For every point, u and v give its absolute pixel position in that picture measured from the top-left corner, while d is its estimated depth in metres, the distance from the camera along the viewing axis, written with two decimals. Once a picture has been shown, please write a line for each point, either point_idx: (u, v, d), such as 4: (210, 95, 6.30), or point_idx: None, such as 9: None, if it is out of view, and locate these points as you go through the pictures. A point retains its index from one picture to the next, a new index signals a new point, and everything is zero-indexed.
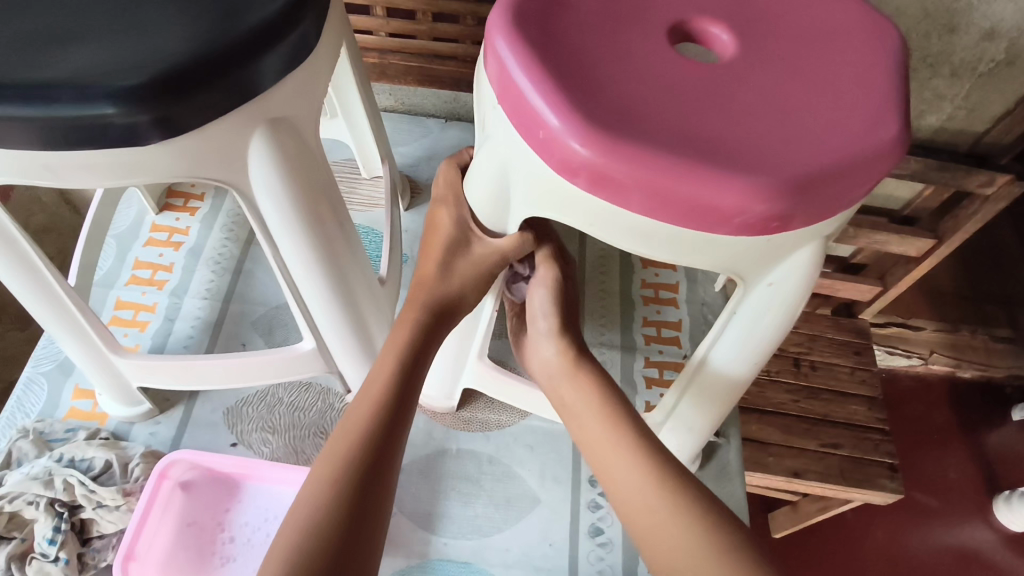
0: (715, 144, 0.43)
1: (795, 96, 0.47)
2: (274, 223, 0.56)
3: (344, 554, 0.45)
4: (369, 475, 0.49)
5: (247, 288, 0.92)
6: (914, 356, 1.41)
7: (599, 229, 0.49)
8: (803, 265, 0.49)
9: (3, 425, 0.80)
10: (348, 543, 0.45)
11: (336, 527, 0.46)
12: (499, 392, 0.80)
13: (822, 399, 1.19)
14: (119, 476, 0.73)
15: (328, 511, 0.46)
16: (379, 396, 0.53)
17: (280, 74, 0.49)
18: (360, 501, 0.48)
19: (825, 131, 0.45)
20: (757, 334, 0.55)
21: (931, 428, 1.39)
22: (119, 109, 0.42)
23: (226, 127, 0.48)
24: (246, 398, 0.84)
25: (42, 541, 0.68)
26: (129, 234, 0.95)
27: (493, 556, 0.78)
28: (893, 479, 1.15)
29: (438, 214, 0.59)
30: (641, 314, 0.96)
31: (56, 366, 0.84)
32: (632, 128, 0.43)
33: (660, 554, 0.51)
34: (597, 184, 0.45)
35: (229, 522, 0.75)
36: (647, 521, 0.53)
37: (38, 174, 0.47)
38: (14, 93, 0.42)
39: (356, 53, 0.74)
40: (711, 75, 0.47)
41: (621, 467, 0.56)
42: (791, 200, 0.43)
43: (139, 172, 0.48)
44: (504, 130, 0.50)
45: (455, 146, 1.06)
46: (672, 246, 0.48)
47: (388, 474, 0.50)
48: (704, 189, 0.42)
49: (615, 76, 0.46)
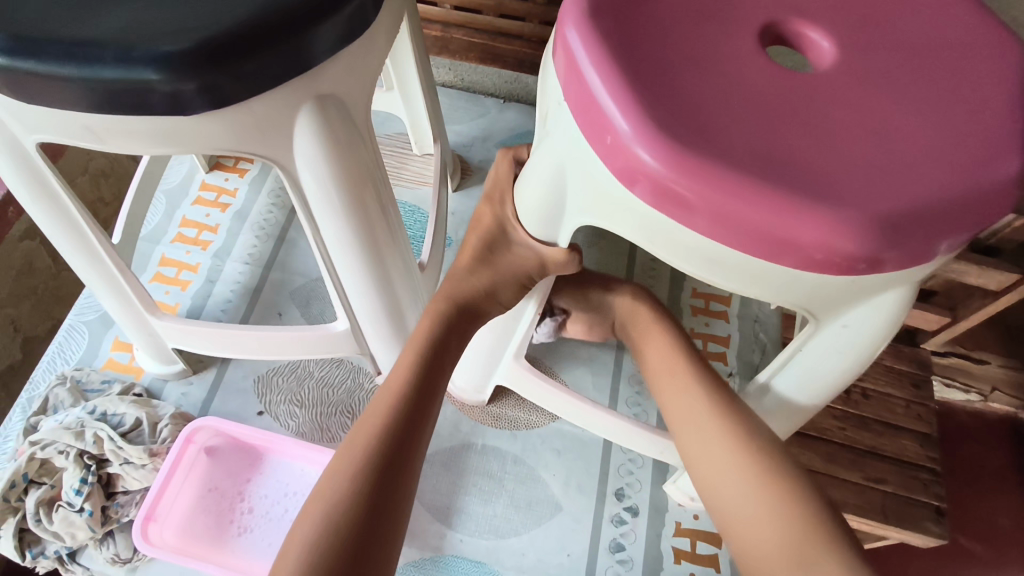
0: (802, 169, 0.39)
1: (899, 118, 0.41)
2: (316, 204, 0.53)
3: (366, 557, 0.41)
4: (389, 474, 0.44)
5: (288, 257, 0.91)
6: (973, 392, 1.28)
7: (661, 248, 0.45)
8: (884, 310, 0.44)
9: (44, 368, 0.82)
10: (362, 554, 0.41)
11: (348, 537, 0.41)
12: (533, 394, 0.77)
13: (871, 430, 1.12)
14: (147, 435, 0.74)
15: (341, 516, 0.42)
16: (400, 390, 0.49)
17: (334, 47, 0.46)
18: (376, 507, 0.43)
19: (931, 163, 0.40)
20: (827, 371, 0.51)
21: (984, 470, 1.27)
22: (162, 75, 0.40)
23: (273, 101, 0.46)
24: (277, 368, 0.83)
25: (70, 491, 0.69)
26: (178, 190, 0.95)
27: (508, 558, 0.76)
28: (939, 523, 1.07)
29: (483, 211, 0.56)
30: (688, 325, 0.91)
31: (99, 317, 0.85)
32: (705, 141, 0.39)
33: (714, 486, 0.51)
34: (664, 201, 0.40)
35: (249, 493, 0.74)
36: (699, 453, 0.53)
37: (80, 136, 0.46)
38: (58, 50, 0.40)
39: (415, 21, 0.71)
40: (807, 88, 0.42)
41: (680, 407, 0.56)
42: (886, 240, 0.38)
43: (179, 140, 0.46)
44: (567, 129, 0.45)
45: (512, 128, 1.02)
46: (742, 276, 0.43)
47: (408, 480, 0.46)
48: (787, 220, 0.38)
49: (694, 79, 0.42)
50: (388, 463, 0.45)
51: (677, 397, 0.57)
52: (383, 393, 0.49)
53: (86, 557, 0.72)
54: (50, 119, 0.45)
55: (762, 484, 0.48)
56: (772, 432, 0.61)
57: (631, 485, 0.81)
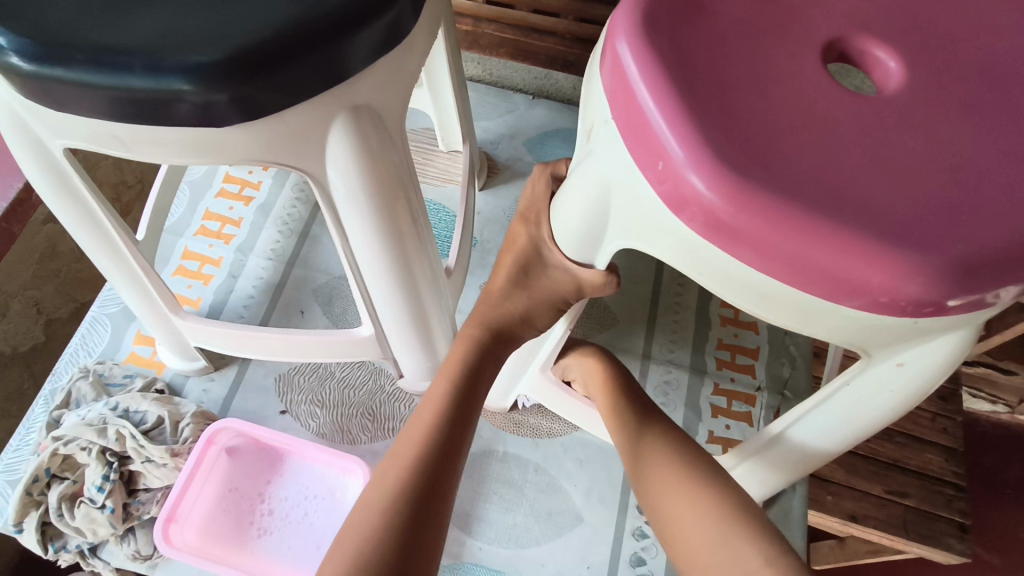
0: (866, 203, 0.37)
1: (970, 150, 0.39)
2: (346, 214, 0.52)
3: None
4: (424, 509, 0.44)
5: (311, 254, 0.90)
6: (999, 403, 1.28)
7: (707, 278, 0.43)
8: (940, 351, 0.42)
9: (66, 360, 0.81)
10: None
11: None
12: (558, 405, 0.76)
13: (895, 442, 1.10)
14: (169, 433, 0.73)
15: (373, 556, 0.41)
16: (435, 422, 0.49)
17: (370, 56, 0.44)
18: (410, 550, 0.42)
19: (1004, 201, 0.37)
20: (867, 412, 0.49)
21: (1006, 481, 1.26)
22: (193, 86, 0.39)
23: (306, 112, 0.44)
24: (298, 367, 0.82)
25: (92, 487, 0.69)
26: (202, 182, 0.94)
27: (527, 568, 0.75)
28: (962, 540, 1.04)
29: (517, 229, 0.55)
30: (716, 335, 0.89)
31: (121, 310, 0.85)
32: (764, 170, 0.37)
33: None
34: (717, 233, 0.39)
35: (269, 495, 0.74)
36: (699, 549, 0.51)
37: (108, 143, 0.45)
38: (87, 58, 0.39)
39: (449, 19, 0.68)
40: (873, 114, 0.40)
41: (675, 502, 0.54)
42: (955, 284, 0.35)
43: (208, 150, 0.44)
44: (614, 149, 0.43)
45: (541, 125, 0.99)
46: (794, 311, 0.41)
47: (439, 513, 0.45)
48: (849, 261, 0.36)
49: (752, 102, 0.39)
50: (421, 500, 0.44)
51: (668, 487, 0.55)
52: (418, 424, 0.49)
53: (107, 552, 0.72)
54: (78, 125, 0.44)
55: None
56: (805, 462, 0.59)
57: None
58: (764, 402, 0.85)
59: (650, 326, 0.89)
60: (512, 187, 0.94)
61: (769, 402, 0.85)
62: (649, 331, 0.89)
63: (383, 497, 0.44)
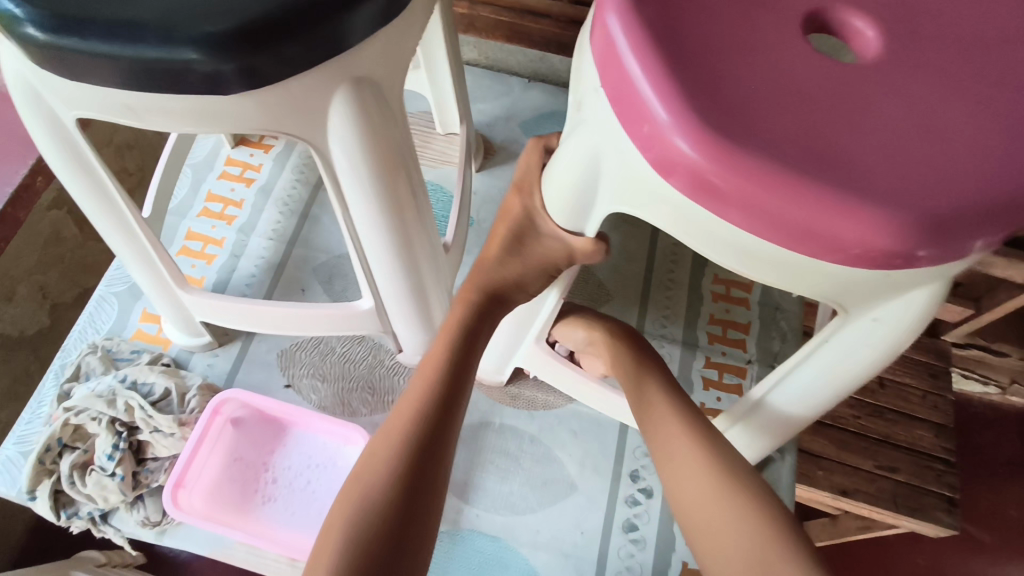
0: (841, 162, 0.39)
1: (942, 112, 0.41)
2: (348, 186, 0.54)
3: (406, 536, 0.43)
4: (428, 457, 0.47)
5: (312, 234, 0.92)
6: (992, 384, 1.31)
7: (691, 237, 0.45)
8: (913, 306, 0.44)
9: (75, 337, 0.84)
10: (400, 536, 0.43)
11: (388, 522, 0.43)
12: (552, 376, 0.78)
13: (886, 419, 1.13)
14: (176, 405, 0.76)
15: (378, 505, 0.44)
16: (433, 378, 0.51)
17: (370, 29, 0.46)
18: (411, 500, 0.45)
19: (972, 159, 0.39)
20: (844, 368, 0.51)
21: (996, 460, 1.29)
22: (202, 55, 0.41)
23: (308, 83, 0.46)
24: (300, 343, 0.85)
25: (102, 456, 0.71)
26: (204, 164, 0.96)
27: (523, 534, 0.78)
28: (950, 513, 1.08)
29: (510, 200, 0.57)
30: (708, 311, 0.91)
31: (128, 288, 0.87)
32: (746, 132, 0.39)
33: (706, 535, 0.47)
34: (701, 193, 0.41)
35: (273, 464, 0.76)
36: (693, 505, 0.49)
37: (119, 113, 0.47)
38: (100, 29, 0.41)
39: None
40: (850, 79, 0.42)
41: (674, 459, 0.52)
42: (925, 237, 0.38)
43: (216, 119, 0.47)
44: (602, 117, 0.46)
45: (537, 108, 1.01)
46: (774, 268, 0.44)
47: (442, 466, 0.47)
48: (825, 217, 0.38)
49: (735, 68, 0.41)
50: (424, 451, 0.47)
51: (667, 438, 0.54)
52: (419, 381, 0.51)
53: (117, 519, 0.74)
54: (90, 95, 0.46)
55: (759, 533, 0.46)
56: (789, 421, 0.61)
57: (646, 467, 0.82)
58: (754, 374, 0.87)
59: (643, 303, 0.92)
60: (507, 169, 0.96)
61: (759, 375, 0.87)
62: (642, 307, 0.91)
63: (388, 453, 0.46)
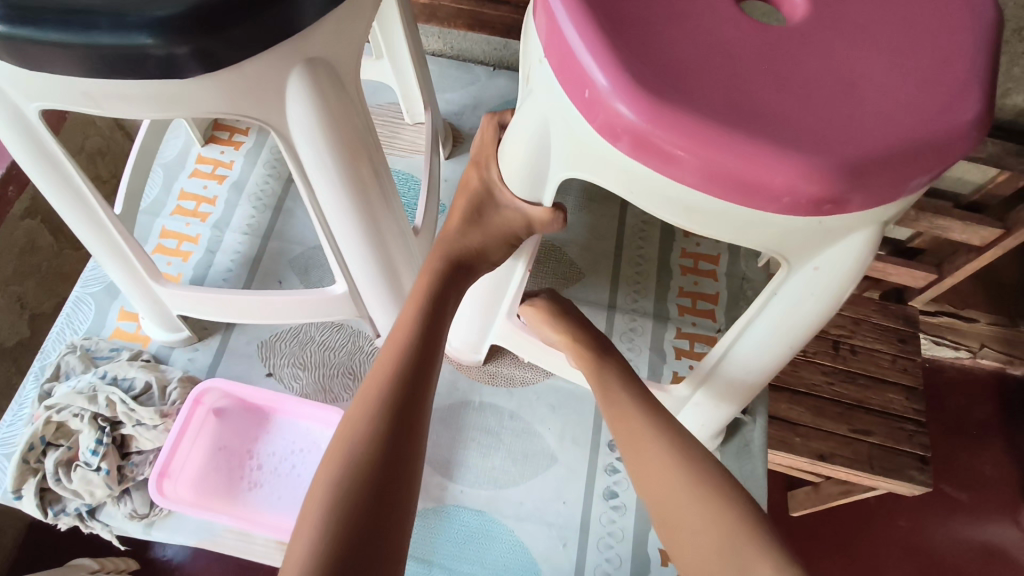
0: (771, 115, 0.41)
1: (865, 66, 0.43)
2: (311, 168, 0.56)
3: (389, 491, 0.46)
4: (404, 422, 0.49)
5: (286, 227, 0.93)
6: (962, 348, 1.37)
7: (638, 197, 0.47)
8: (852, 250, 0.46)
9: (54, 338, 0.84)
10: (383, 491, 0.46)
11: (371, 479, 0.46)
12: (525, 351, 0.79)
13: (858, 384, 1.17)
14: (157, 398, 0.76)
15: (359, 466, 0.46)
16: (403, 346, 0.53)
17: (321, 11, 0.48)
18: (390, 461, 0.47)
19: (893, 108, 0.42)
20: (792, 320, 0.53)
21: (970, 422, 1.33)
22: (156, 40, 0.42)
23: (263, 65, 0.48)
24: (279, 333, 0.86)
25: (86, 451, 0.72)
26: (175, 163, 0.97)
27: (507, 507, 0.80)
28: (922, 471, 1.12)
29: (470, 174, 0.59)
30: (678, 284, 0.94)
31: (104, 288, 0.88)
32: (682, 91, 0.41)
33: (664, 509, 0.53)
34: (644, 152, 0.43)
35: (258, 450, 0.78)
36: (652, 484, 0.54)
37: (81, 102, 0.48)
38: (55, 17, 0.42)
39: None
40: (778, 39, 0.44)
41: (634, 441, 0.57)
42: (850, 182, 0.40)
43: (176, 103, 0.48)
44: (548, 86, 0.48)
45: (502, 95, 1.03)
46: (719, 221, 0.46)
47: (417, 425, 0.50)
48: (757, 166, 0.40)
49: (669, 33, 0.44)
50: (398, 417, 0.49)
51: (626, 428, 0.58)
52: (388, 351, 0.53)
53: (105, 514, 0.75)
54: (51, 85, 0.47)
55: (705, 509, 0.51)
56: (746, 381, 0.64)
57: None
58: None
59: (614, 280, 0.94)
60: None
61: None
62: (613, 284, 0.94)
63: (366, 419, 0.49)
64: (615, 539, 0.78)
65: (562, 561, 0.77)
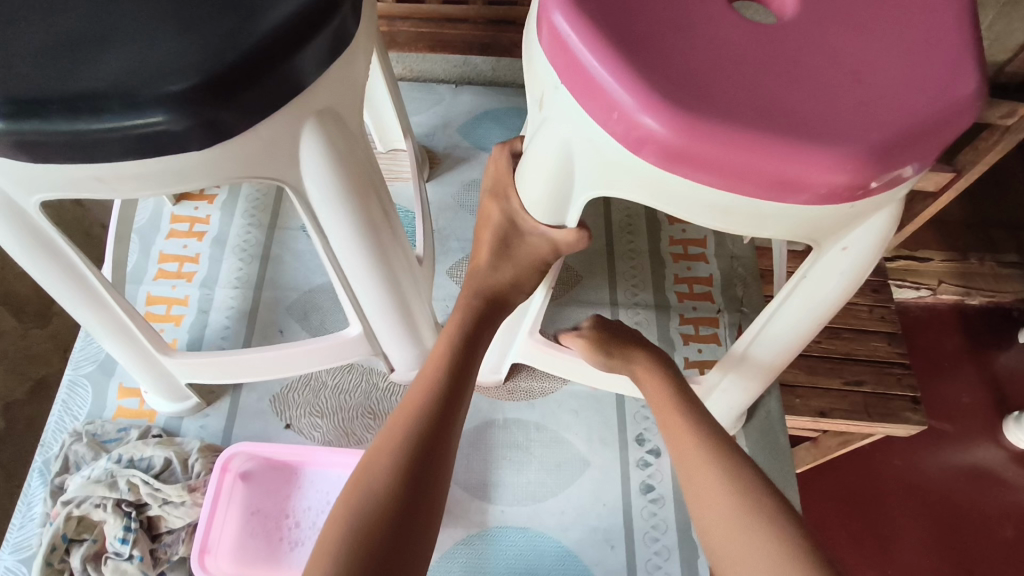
0: (792, 114, 0.43)
1: (865, 54, 0.46)
2: (326, 216, 0.55)
3: (413, 511, 0.47)
4: (433, 449, 0.51)
5: (277, 274, 0.91)
6: (922, 288, 1.41)
7: (670, 206, 0.48)
8: (876, 228, 0.49)
9: (53, 428, 0.80)
10: (409, 513, 0.47)
11: (392, 505, 0.47)
12: (548, 365, 0.80)
13: (843, 337, 1.22)
14: (180, 472, 0.74)
15: (387, 493, 0.48)
16: (433, 386, 0.54)
17: (322, 65, 0.48)
18: (410, 495, 0.48)
19: (898, 91, 0.44)
20: (821, 299, 0.56)
21: (941, 355, 1.40)
22: (170, 116, 0.42)
23: (276, 124, 0.47)
24: (290, 384, 0.84)
25: (115, 541, 0.69)
26: (149, 227, 0.94)
27: (550, 518, 0.80)
28: (916, 411, 1.18)
29: (490, 206, 0.61)
30: (672, 272, 0.96)
31: (98, 367, 0.84)
32: (706, 101, 0.43)
33: (707, 517, 0.53)
34: (674, 161, 0.44)
35: (293, 508, 0.76)
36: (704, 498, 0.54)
37: (88, 188, 0.46)
38: (60, 107, 0.41)
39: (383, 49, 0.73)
40: (781, 39, 0.46)
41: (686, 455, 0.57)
42: (879, 165, 0.43)
43: (191, 176, 0.47)
44: (566, 109, 0.48)
45: (470, 111, 1.04)
46: (749, 218, 0.48)
47: (447, 449, 0.52)
48: (792, 163, 0.42)
49: (680, 45, 0.45)
50: (422, 455, 0.50)
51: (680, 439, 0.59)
52: (416, 393, 0.54)
53: None
54: (54, 176, 0.46)
55: (745, 520, 0.51)
56: (775, 360, 0.66)
57: (649, 429, 0.86)
58: (726, 322, 0.92)
59: (611, 277, 0.95)
60: (455, 174, 0.98)
61: (731, 320, 0.92)
62: (612, 283, 0.95)
63: (392, 446, 0.50)
64: (659, 531, 0.80)
65: (613, 563, 0.78)
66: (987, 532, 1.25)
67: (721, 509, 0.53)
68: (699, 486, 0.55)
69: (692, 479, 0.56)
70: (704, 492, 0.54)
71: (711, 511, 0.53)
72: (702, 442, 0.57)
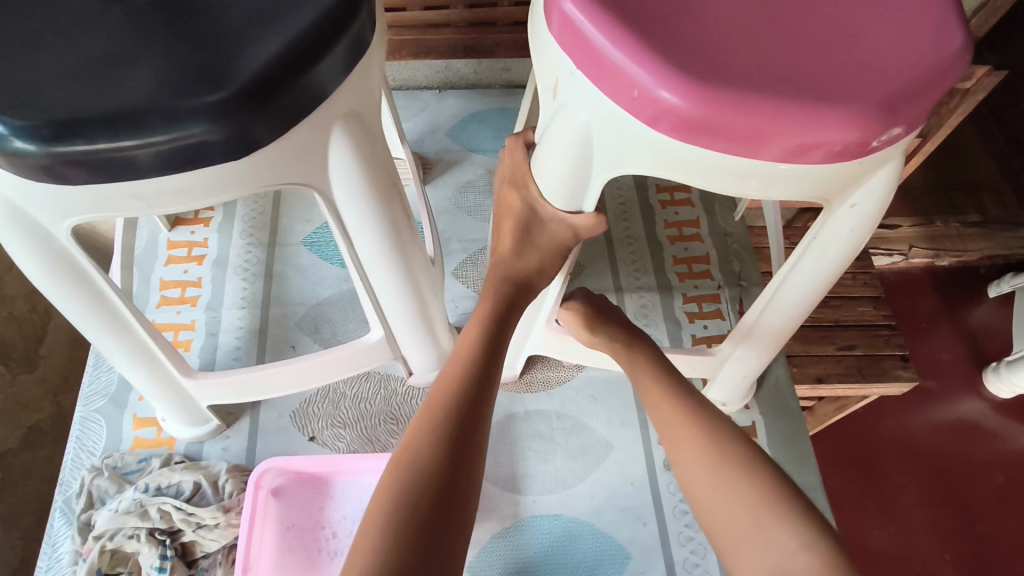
0: (802, 79, 0.46)
1: (860, 20, 0.49)
2: (353, 220, 0.55)
3: (457, 485, 0.48)
4: (470, 425, 0.52)
5: (282, 290, 0.91)
6: (895, 254, 1.43)
7: (689, 176, 0.51)
8: (881, 184, 0.52)
9: (70, 466, 0.78)
10: (451, 487, 0.48)
11: (434, 480, 0.48)
12: (567, 353, 0.81)
13: (832, 305, 1.26)
14: (212, 495, 0.73)
15: (426, 468, 0.48)
16: (465, 366, 0.56)
17: (344, 69, 0.49)
18: (451, 469, 0.49)
19: (895, 52, 0.47)
20: (831, 257, 0.58)
21: (919, 315, 1.42)
22: (209, 127, 0.42)
23: (305, 130, 0.48)
24: (309, 399, 0.84)
25: (152, 570, 0.68)
26: (146, 255, 0.92)
27: (581, 502, 0.81)
28: (907, 367, 1.22)
29: (510, 197, 0.62)
30: (670, 253, 0.99)
31: (109, 400, 0.83)
32: (721, 73, 0.45)
33: (692, 482, 0.55)
34: (693, 133, 0.47)
35: (328, 519, 0.76)
36: (687, 465, 0.55)
37: (124, 206, 0.47)
38: (100, 125, 0.41)
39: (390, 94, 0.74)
40: (782, 11, 0.49)
41: (668, 427, 0.58)
42: (884, 120, 0.45)
43: (225, 187, 0.47)
44: (583, 94, 0.50)
45: (456, 115, 1.05)
46: (766, 181, 0.50)
47: (483, 425, 0.53)
48: (806, 124, 0.45)
49: (690, 24, 0.47)
50: (458, 431, 0.51)
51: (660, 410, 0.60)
52: (446, 377, 0.55)
53: None
54: (92, 198, 0.46)
55: (725, 481, 0.52)
56: (787, 323, 0.68)
57: None
58: (727, 297, 0.95)
59: (612, 263, 0.98)
60: (449, 176, 0.99)
61: (732, 295, 0.95)
62: (614, 269, 0.97)
63: (429, 426, 0.51)
64: (688, 504, 0.82)
65: (647, 539, 0.79)
66: (981, 479, 1.28)
67: (703, 472, 0.54)
68: (681, 453, 0.56)
69: (675, 448, 0.57)
70: (686, 457, 0.56)
71: (694, 475, 0.55)
72: (684, 410, 0.58)
